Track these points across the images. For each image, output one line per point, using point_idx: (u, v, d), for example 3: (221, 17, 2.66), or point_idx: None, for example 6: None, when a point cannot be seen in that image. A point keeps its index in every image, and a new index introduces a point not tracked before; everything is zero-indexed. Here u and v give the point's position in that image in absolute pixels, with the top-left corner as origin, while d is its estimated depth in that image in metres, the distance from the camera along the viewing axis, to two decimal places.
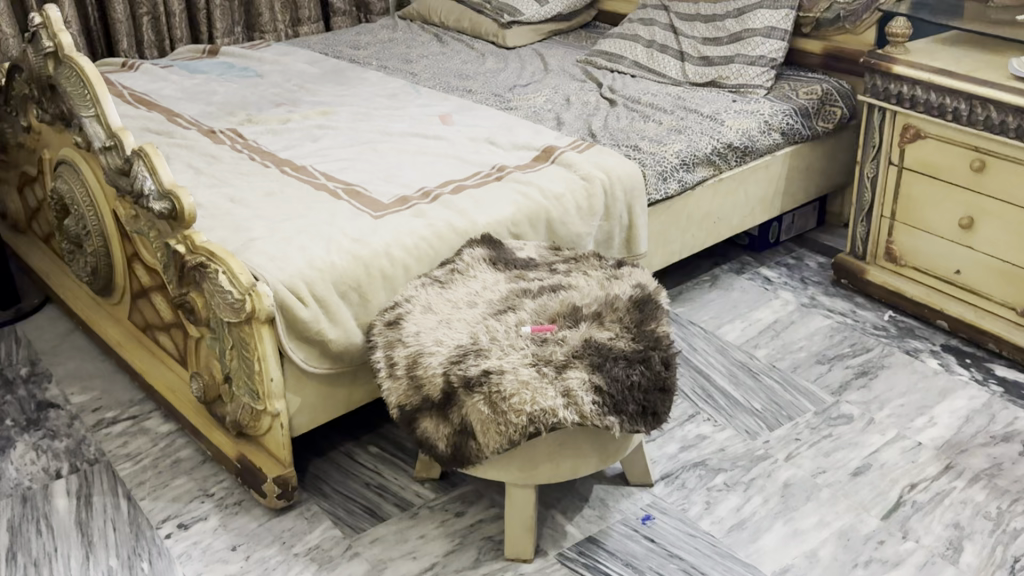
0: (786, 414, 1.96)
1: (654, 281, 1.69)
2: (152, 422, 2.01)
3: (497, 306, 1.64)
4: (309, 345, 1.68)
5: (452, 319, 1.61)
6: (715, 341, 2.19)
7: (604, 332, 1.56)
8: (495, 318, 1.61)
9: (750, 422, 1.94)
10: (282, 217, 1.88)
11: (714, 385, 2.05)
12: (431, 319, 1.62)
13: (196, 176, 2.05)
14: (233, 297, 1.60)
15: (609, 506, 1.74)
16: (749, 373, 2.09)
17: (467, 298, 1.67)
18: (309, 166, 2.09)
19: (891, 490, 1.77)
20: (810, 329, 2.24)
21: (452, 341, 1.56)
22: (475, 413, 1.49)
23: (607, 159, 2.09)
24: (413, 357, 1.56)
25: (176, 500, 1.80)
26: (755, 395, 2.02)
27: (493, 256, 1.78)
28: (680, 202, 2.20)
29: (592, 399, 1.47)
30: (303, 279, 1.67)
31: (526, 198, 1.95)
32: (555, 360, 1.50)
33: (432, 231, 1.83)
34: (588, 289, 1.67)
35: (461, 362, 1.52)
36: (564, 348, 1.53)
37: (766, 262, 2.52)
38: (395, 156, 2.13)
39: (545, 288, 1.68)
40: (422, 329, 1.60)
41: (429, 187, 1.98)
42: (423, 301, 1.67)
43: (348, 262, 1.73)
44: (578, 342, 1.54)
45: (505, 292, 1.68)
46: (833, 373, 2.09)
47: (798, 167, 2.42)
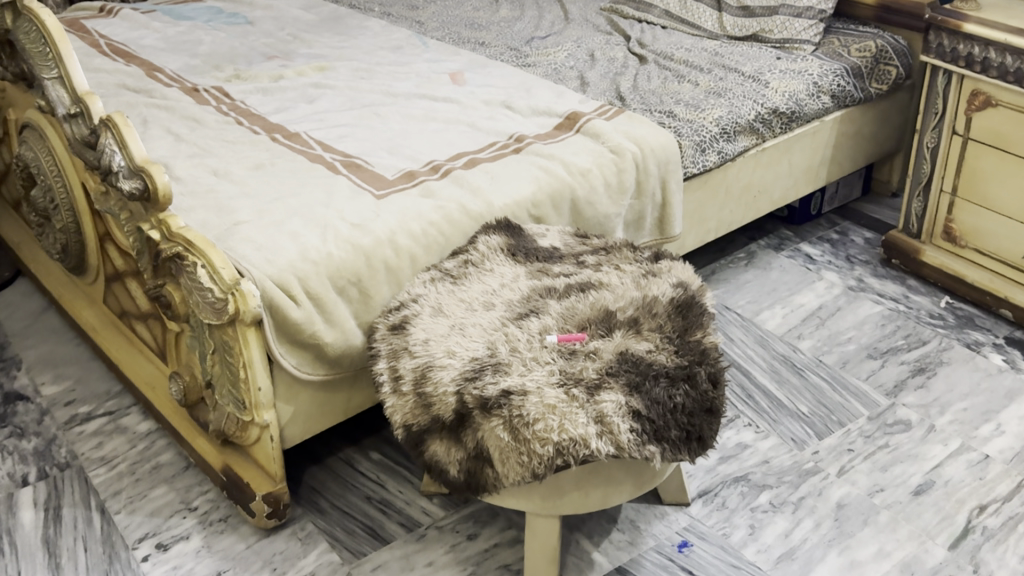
0: (837, 419, 1.76)
1: (696, 279, 1.48)
2: (130, 419, 1.82)
3: (518, 307, 1.43)
4: (302, 351, 1.47)
5: (466, 324, 1.40)
6: (754, 331, 1.98)
7: (642, 343, 1.35)
8: (515, 322, 1.40)
9: (796, 429, 1.74)
10: (272, 198, 1.65)
11: (755, 384, 1.85)
12: (441, 322, 1.41)
13: (176, 144, 1.83)
14: (214, 297, 1.40)
15: (641, 530, 1.54)
16: (793, 370, 1.88)
17: (483, 297, 1.45)
18: (302, 133, 1.86)
19: (959, 514, 1.57)
20: (858, 317, 2.03)
21: (466, 353, 1.35)
22: (494, 440, 1.28)
23: (639, 127, 1.86)
24: (421, 371, 1.35)
25: (154, 516, 1.61)
26: (800, 397, 1.81)
27: (512, 245, 1.56)
28: (719, 174, 1.96)
29: (630, 427, 1.26)
30: (295, 274, 1.46)
31: (548, 174, 1.72)
32: (586, 380, 1.30)
33: (442, 215, 1.61)
34: (622, 287, 1.46)
35: (478, 380, 1.31)
36: (597, 364, 1.32)
37: (806, 238, 2.30)
38: (401, 123, 1.90)
39: (572, 285, 1.47)
40: (433, 335, 1.39)
41: (439, 161, 1.75)
42: (432, 300, 1.45)
43: (347, 253, 1.51)
44: (612, 355, 1.34)
45: (526, 290, 1.46)
46: (887, 370, 1.88)
47: (847, 133, 2.18)
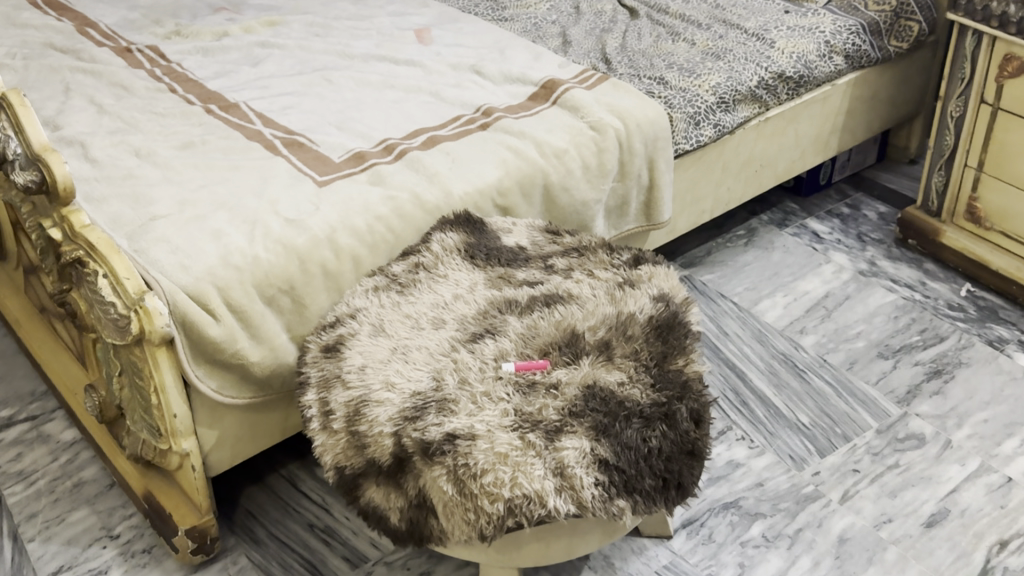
0: (841, 433, 1.57)
1: (679, 289, 1.27)
2: (55, 426, 1.63)
3: (472, 326, 1.23)
4: (224, 372, 1.27)
5: (410, 347, 1.20)
6: (752, 324, 1.78)
7: (614, 374, 1.15)
8: (467, 346, 1.20)
9: (795, 445, 1.55)
10: (199, 185, 1.44)
11: (751, 388, 1.65)
12: (381, 345, 1.21)
13: (98, 117, 1.61)
14: (116, 313, 1.21)
15: (616, 569, 1.36)
16: (794, 371, 1.68)
17: (432, 312, 1.25)
18: (242, 104, 1.65)
19: (976, 551, 1.38)
20: (869, 308, 1.82)
21: (407, 385, 1.15)
22: (436, 492, 1.09)
23: (623, 99, 1.63)
24: (354, 408, 1.15)
25: (71, 545, 1.44)
26: (801, 404, 1.62)
27: (470, 245, 1.36)
28: (715, 150, 1.74)
29: (595, 480, 1.07)
30: (214, 283, 1.26)
31: (517, 155, 1.50)
32: (545, 421, 1.10)
33: (391, 208, 1.40)
34: (594, 301, 1.25)
35: (418, 420, 1.12)
36: (560, 401, 1.12)
37: (814, 212, 2.08)
38: (355, 92, 1.68)
39: (536, 297, 1.26)
40: (370, 362, 1.19)
41: (393, 140, 1.54)
42: (372, 315, 1.25)
43: (277, 256, 1.31)
44: (576, 390, 1.14)
45: (482, 303, 1.26)
46: (899, 372, 1.68)
47: (861, 97, 1.95)
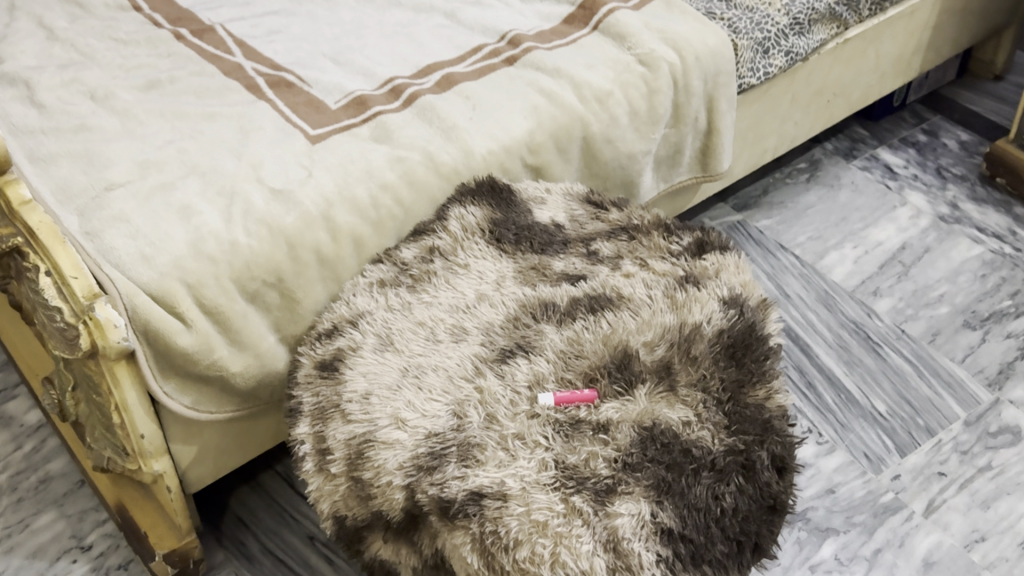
0: (923, 425, 1.35)
1: (754, 287, 1.04)
2: (18, 406, 1.43)
3: (500, 339, 0.99)
4: (199, 385, 1.05)
5: (424, 367, 0.97)
6: (817, 285, 1.55)
7: (677, 411, 0.93)
8: (494, 367, 0.97)
9: (871, 440, 1.34)
10: (166, 141, 1.19)
11: (818, 366, 1.43)
12: (389, 365, 0.98)
13: (47, 45, 1.34)
14: (62, 322, 0.97)
15: None
16: (867, 343, 1.46)
17: (450, 318, 1.02)
18: (218, 29, 1.38)
19: None
20: (952, 265, 1.58)
21: (421, 422, 0.93)
22: (459, 562, 0.88)
23: (678, 23, 1.35)
24: (355, 450, 0.93)
25: (36, 558, 1.25)
26: (876, 387, 1.40)
27: (497, 224, 1.11)
28: (784, 80, 1.46)
29: (657, 555, 0.86)
30: (183, 280, 1.02)
31: (552, 101, 1.24)
32: (594, 478, 0.88)
33: (400, 173, 1.15)
34: (649, 305, 1.01)
35: (436, 473, 0.90)
36: (612, 450, 0.90)
37: (885, 141, 1.81)
38: (354, 14, 1.42)
39: (578, 298, 1.02)
40: (374, 388, 0.96)
41: (400, 80, 1.27)
42: (377, 321, 1.02)
43: (261, 241, 1.07)
44: (632, 432, 0.92)
45: (512, 306, 1.03)
46: (989, 348, 1.45)
47: (952, 8, 1.65)
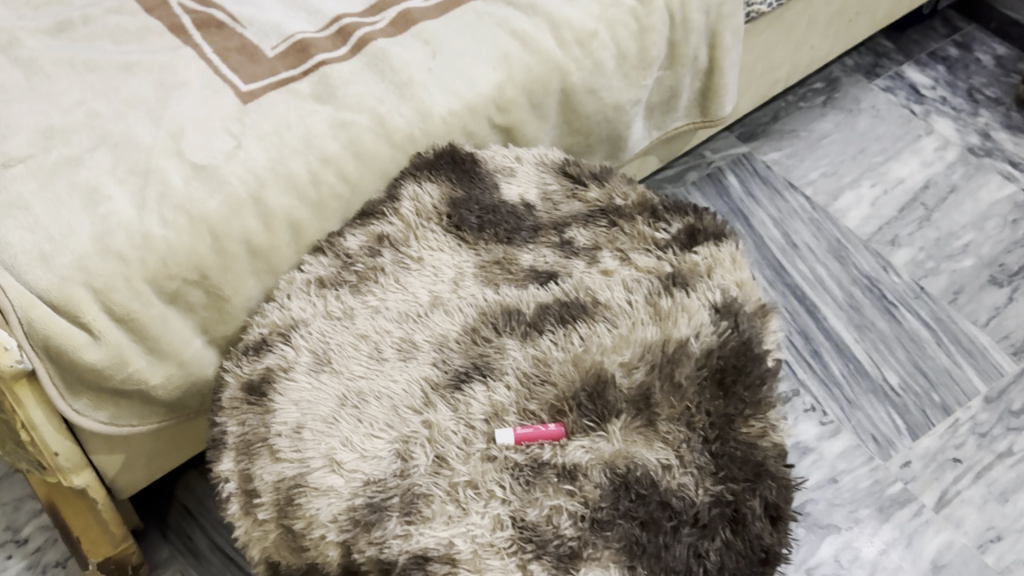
0: (938, 402, 1.23)
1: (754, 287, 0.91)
2: None
3: (454, 357, 0.86)
4: (115, 398, 0.93)
5: (365, 394, 0.84)
6: (829, 232, 1.39)
7: (656, 452, 0.80)
8: (446, 394, 0.83)
9: (880, 420, 1.21)
10: (75, 102, 1.00)
11: (825, 330, 1.29)
12: (324, 392, 0.84)
13: None
14: None
15: None
16: (881, 303, 1.32)
17: (398, 330, 0.88)
18: None
19: None
20: (980, 208, 1.42)
21: (359, 464, 0.81)
22: None
23: None
24: (285, 496, 0.81)
25: None
26: (888, 356, 1.27)
27: (455, 206, 0.96)
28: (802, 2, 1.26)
29: None
30: (89, 283, 0.86)
31: (524, 47, 1.06)
32: (557, 540, 0.76)
33: (344, 143, 0.99)
34: (628, 314, 0.87)
35: (374, 530, 0.78)
36: (578, 502, 0.78)
37: (912, 56, 1.64)
38: None
39: (548, 305, 0.88)
40: (308, 420, 0.83)
41: (349, 19, 1.09)
42: (313, 333, 0.88)
43: (179, 232, 0.91)
44: (603, 479, 0.79)
45: (469, 314, 0.88)
46: (1017, 310, 1.31)
47: None
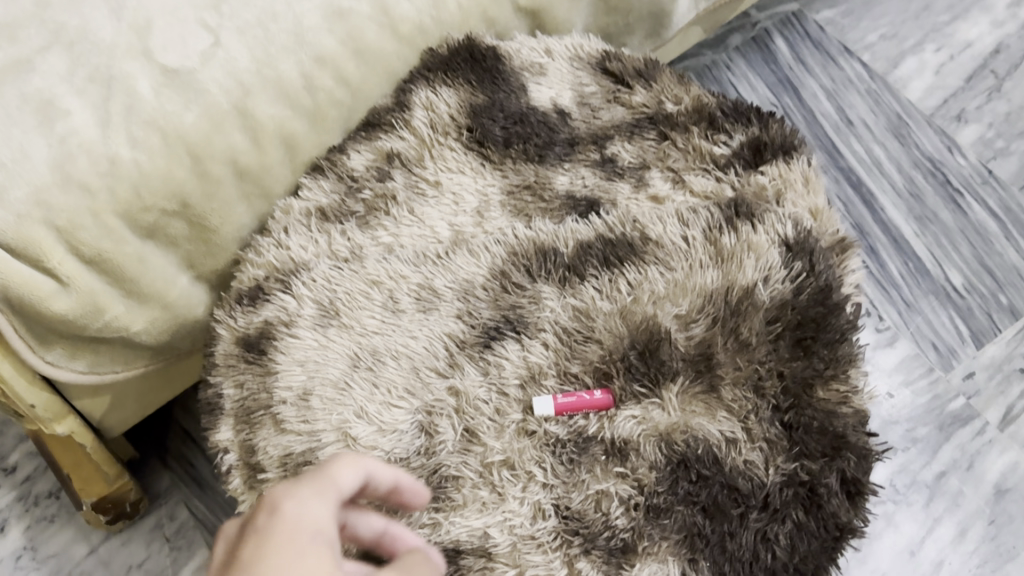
0: (1005, 304, 1.12)
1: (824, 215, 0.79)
2: None
3: (482, 308, 0.74)
4: (93, 345, 0.80)
5: (381, 352, 0.73)
6: (889, 106, 1.24)
7: (720, 425, 0.70)
8: (474, 354, 0.72)
9: (942, 326, 1.10)
10: None
11: (883, 222, 1.16)
12: (333, 352, 0.73)
13: None
14: None
15: None
16: (946, 191, 1.19)
17: (416, 275, 0.76)
18: None
19: None
20: None
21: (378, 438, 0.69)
22: None
23: None
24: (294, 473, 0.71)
25: None
26: (952, 253, 1.15)
27: (477, 116, 0.83)
28: None
29: None
30: (50, 222, 0.69)
31: None
32: (608, 532, 0.67)
33: (344, 37, 0.81)
34: (685, 254, 0.75)
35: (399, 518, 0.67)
36: (631, 485, 0.68)
37: None
38: None
39: (589, 244, 0.76)
40: (316, 386, 0.72)
41: None
42: (317, 280, 0.75)
43: (151, 154, 0.73)
44: (659, 458, 0.69)
45: (497, 254, 0.76)
46: None
47: None
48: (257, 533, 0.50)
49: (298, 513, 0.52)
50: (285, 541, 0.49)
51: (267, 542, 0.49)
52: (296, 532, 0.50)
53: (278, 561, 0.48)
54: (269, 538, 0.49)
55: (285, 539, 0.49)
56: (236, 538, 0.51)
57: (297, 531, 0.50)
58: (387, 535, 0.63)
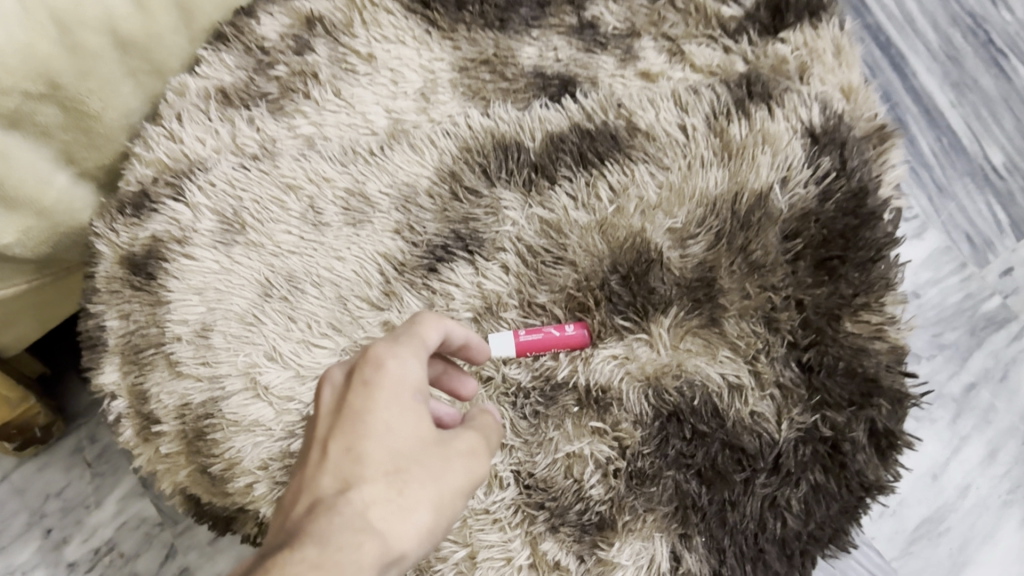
0: None
1: (859, 94, 0.63)
2: None
3: (426, 221, 0.59)
4: None
5: (297, 276, 0.58)
6: None
7: (721, 367, 0.56)
8: (415, 280, 0.58)
9: (982, 219, 0.90)
10: None
11: (915, 88, 0.94)
12: (238, 278, 0.58)
13: None
14: None
15: None
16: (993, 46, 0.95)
17: (342, 178, 0.60)
18: None
19: None
20: None
21: (296, 387, 0.56)
22: None
23: None
24: (193, 427, 0.57)
25: None
26: (993, 124, 0.93)
27: None
28: None
29: None
30: None
31: None
32: (581, 506, 0.54)
33: None
34: (681, 148, 0.59)
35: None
36: (610, 445, 0.55)
37: None
38: None
39: (562, 136, 0.61)
40: (217, 320, 0.57)
41: None
42: (217, 183, 0.60)
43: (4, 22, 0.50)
44: (646, 411, 0.55)
45: (446, 149, 0.61)
46: None
47: None
48: (363, 391, 0.41)
49: (405, 372, 0.42)
50: (396, 404, 0.41)
51: (377, 401, 0.41)
52: (402, 394, 0.42)
53: (388, 432, 0.40)
54: (379, 397, 0.41)
55: (394, 404, 0.41)
56: (337, 386, 0.42)
57: (404, 396, 0.41)
58: (443, 377, 0.51)
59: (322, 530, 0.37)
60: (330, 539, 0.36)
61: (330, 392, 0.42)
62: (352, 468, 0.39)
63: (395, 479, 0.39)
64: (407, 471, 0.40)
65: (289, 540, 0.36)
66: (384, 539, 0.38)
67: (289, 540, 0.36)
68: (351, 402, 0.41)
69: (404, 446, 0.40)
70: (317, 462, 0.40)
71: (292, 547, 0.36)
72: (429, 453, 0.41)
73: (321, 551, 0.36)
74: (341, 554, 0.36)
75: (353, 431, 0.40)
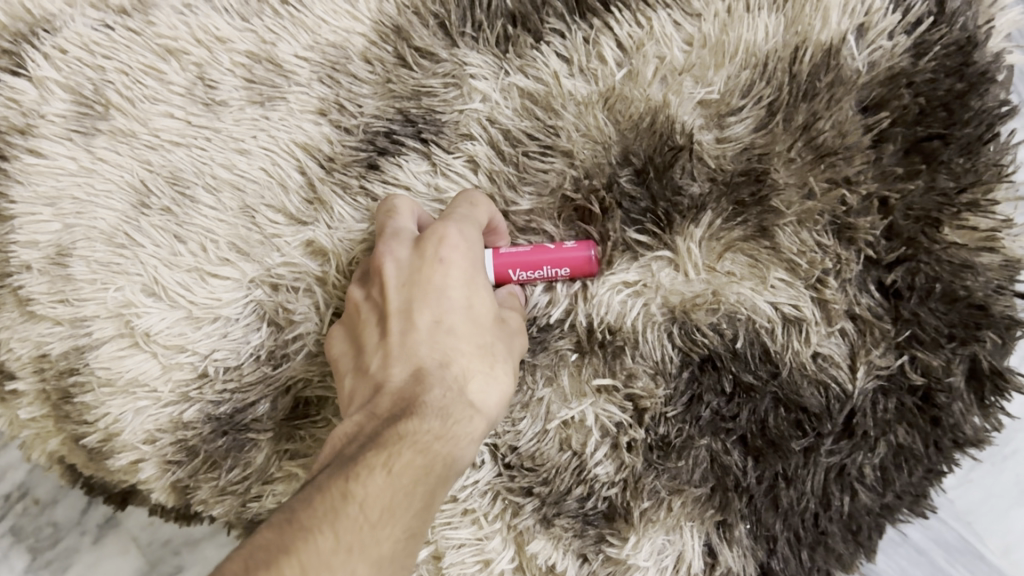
0: None
1: None
2: None
3: (361, 99, 0.43)
4: None
5: (185, 179, 0.42)
6: None
7: (772, 296, 0.40)
8: (347, 181, 0.42)
9: None
10: None
11: None
12: (103, 181, 0.42)
13: None
14: None
15: None
16: None
17: (243, 39, 0.43)
18: None
19: None
20: None
21: (188, 335, 0.41)
22: None
23: None
24: (56, 388, 0.42)
25: None
26: None
27: None
28: None
29: None
30: None
31: None
32: (581, 495, 0.40)
33: None
34: None
35: (228, 472, 0.42)
36: (621, 407, 0.40)
37: None
38: None
39: None
40: (77, 241, 0.41)
41: None
42: (70, 50, 0.43)
43: None
44: (670, 357, 0.40)
45: None
46: None
47: None
48: (440, 265, 0.37)
49: (475, 248, 0.38)
50: (470, 281, 0.37)
51: (454, 277, 0.37)
52: (478, 268, 0.38)
53: (469, 307, 0.37)
54: (456, 272, 0.37)
55: (473, 279, 0.37)
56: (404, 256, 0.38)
57: (480, 268, 0.38)
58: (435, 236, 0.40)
59: (433, 403, 0.34)
60: (448, 418, 0.34)
61: (392, 264, 0.38)
62: (447, 342, 0.36)
63: (486, 352, 0.36)
64: (496, 347, 0.37)
65: (400, 413, 0.33)
66: (486, 415, 0.36)
67: (401, 414, 0.33)
68: (426, 276, 0.37)
69: (486, 320, 0.37)
70: (398, 330, 0.37)
71: (411, 421, 0.33)
72: (503, 327, 0.38)
73: (439, 426, 0.33)
74: (457, 432, 0.34)
75: (436, 305, 0.37)
